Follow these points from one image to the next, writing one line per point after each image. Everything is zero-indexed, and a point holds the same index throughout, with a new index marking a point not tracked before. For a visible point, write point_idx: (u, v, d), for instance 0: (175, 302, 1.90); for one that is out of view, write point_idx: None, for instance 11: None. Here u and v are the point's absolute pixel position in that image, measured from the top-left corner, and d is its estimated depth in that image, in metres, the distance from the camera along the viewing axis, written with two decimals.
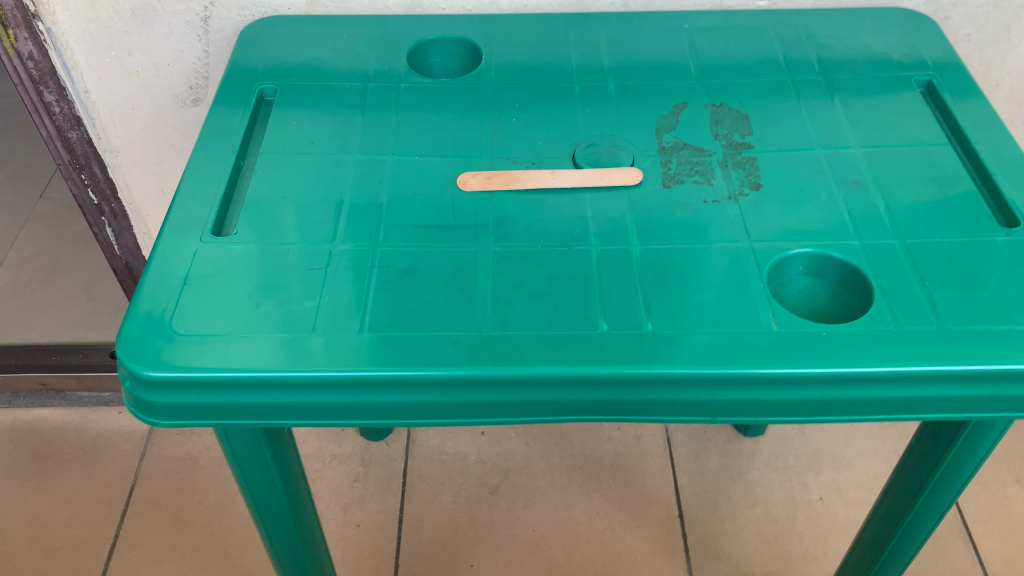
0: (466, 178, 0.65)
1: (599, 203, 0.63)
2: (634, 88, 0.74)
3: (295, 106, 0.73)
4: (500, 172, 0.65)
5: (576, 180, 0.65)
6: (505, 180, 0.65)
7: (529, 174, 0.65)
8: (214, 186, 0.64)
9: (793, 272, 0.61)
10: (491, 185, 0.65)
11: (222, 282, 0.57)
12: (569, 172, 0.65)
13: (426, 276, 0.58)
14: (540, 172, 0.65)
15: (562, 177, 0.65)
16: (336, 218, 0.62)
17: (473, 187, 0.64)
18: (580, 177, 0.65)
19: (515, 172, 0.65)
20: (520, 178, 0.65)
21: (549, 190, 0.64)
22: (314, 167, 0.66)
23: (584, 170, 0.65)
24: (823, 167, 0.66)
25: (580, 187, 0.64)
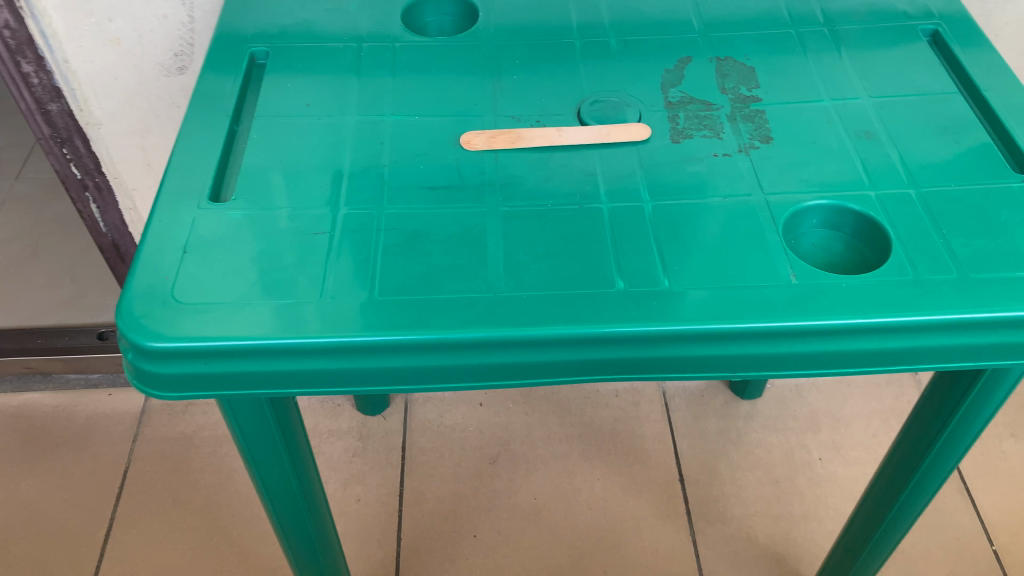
0: (469, 138, 0.63)
1: (608, 160, 0.62)
2: (636, 44, 0.73)
3: (288, 69, 0.70)
4: (504, 131, 0.64)
5: (582, 137, 0.63)
6: (510, 138, 0.63)
7: (533, 132, 0.63)
8: (209, 152, 0.62)
9: (808, 225, 0.59)
10: (495, 144, 0.63)
11: (222, 249, 0.55)
12: (575, 129, 0.63)
13: (434, 239, 0.56)
14: (545, 129, 0.63)
15: (569, 135, 0.63)
16: (337, 182, 0.60)
17: (477, 146, 0.63)
18: (587, 134, 0.63)
19: (520, 131, 0.63)
20: (525, 136, 0.63)
21: (555, 147, 0.63)
22: (311, 131, 0.64)
23: (591, 127, 0.63)
24: (833, 119, 0.65)
25: (588, 144, 0.63)
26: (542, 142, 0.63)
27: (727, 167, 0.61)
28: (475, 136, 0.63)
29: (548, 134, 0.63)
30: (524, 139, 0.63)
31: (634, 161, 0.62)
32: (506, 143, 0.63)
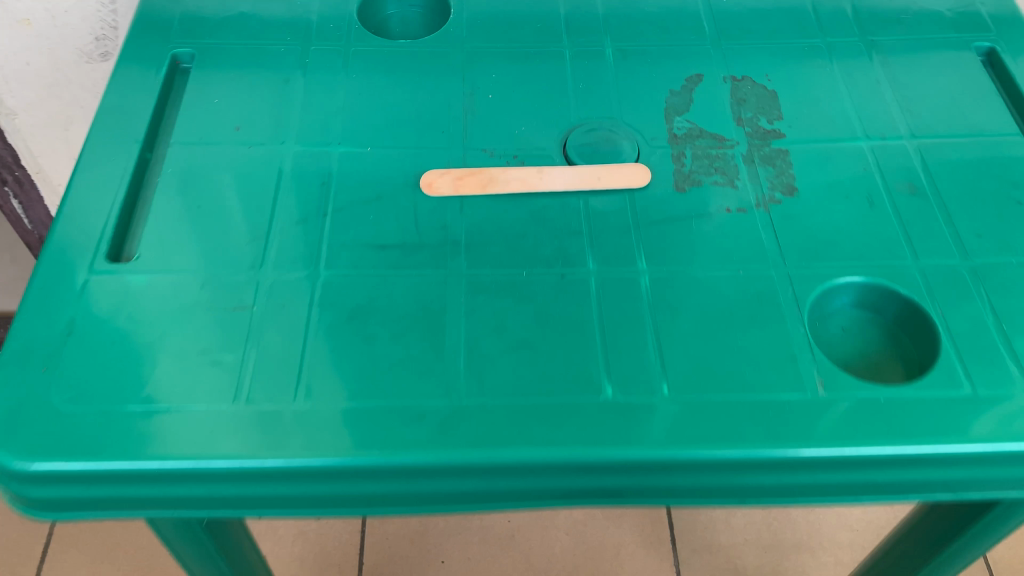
0: (430, 178, 0.52)
1: (600, 212, 0.51)
2: (637, 53, 0.61)
3: (218, 76, 0.58)
4: (473, 170, 0.53)
5: (569, 181, 0.52)
6: (481, 181, 0.52)
7: (509, 173, 0.52)
8: (111, 191, 0.51)
9: (837, 304, 0.49)
10: (461, 188, 0.52)
11: (116, 331, 0.44)
12: (560, 170, 0.53)
13: (381, 319, 0.46)
14: (523, 169, 0.52)
15: (552, 177, 0.52)
16: (267, 236, 0.49)
17: (439, 190, 0.52)
18: (574, 176, 0.52)
19: (493, 170, 0.52)
20: (499, 179, 0.52)
21: (536, 193, 0.52)
22: (240, 162, 0.53)
23: (579, 168, 0.52)
24: (869, 164, 0.54)
25: (575, 190, 0.52)
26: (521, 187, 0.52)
27: (742, 228, 0.50)
28: (437, 175, 0.52)
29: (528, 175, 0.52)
30: (497, 182, 0.52)
31: (630, 216, 0.51)
32: (476, 187, 0.52)
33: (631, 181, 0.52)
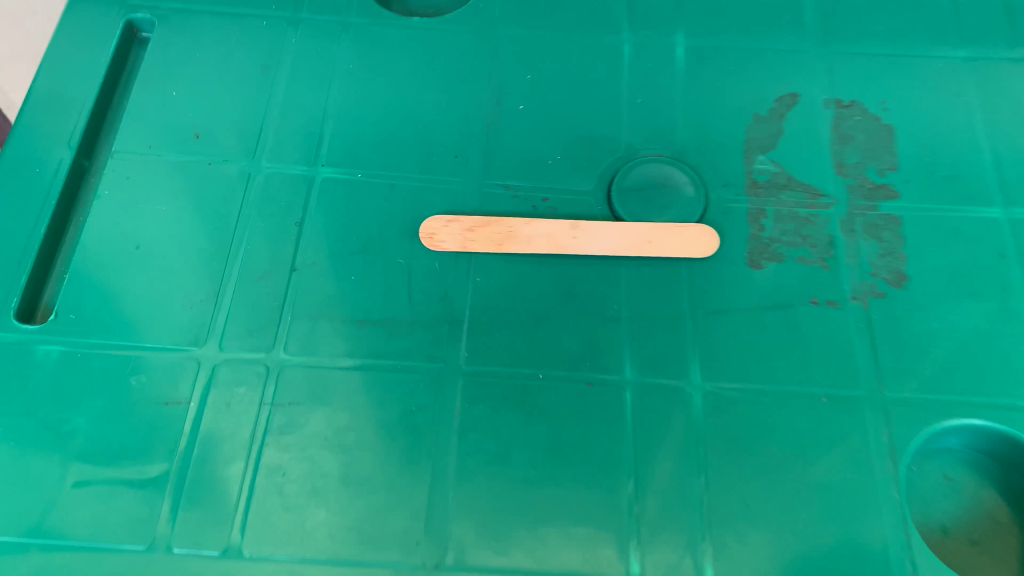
0: (429, 226, 0.40)
1: (649, 292, 0.39)
2: (718, 51, 0.46)
3: (176, 48, 0.46)
4: (487, 219, 0.40)
5: (612, 244, 0.40)
6: (496, 236, 0.40)
7: (535, 227, 0.40)
8: (31, 218, 0.40)
9: (945, 443, 0.38)
10: (470, 245, 0.40)
11: (20, 428, 0.35)
12: (601, 227, 0.40)
13: (351, 434, 0.36)
14: (552, 223, 0.40)
15: (591, 238, 0.40)
16: (217, 297, 0.39)
17: (442, 246, 0.40)
18: (619, 239, 0.40)
19: (513, 221, 0.40)
20: (520, 235, 0.40)
21: (568, 259, 0.40)
22: (193, 182, 0.41)
23: (625, 226, 0.40)
24: (1010, 248, 0.41)
25: (619, 258, 0.40)
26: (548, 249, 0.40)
27: (834, 328, 0.39)
28: (439, 222, 0.40)
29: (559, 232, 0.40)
30: (518, 240, 0.40)
31: (686, 298, 0.39)
32: (490, 245, 0.40)
33: (694, 249, 0.40)
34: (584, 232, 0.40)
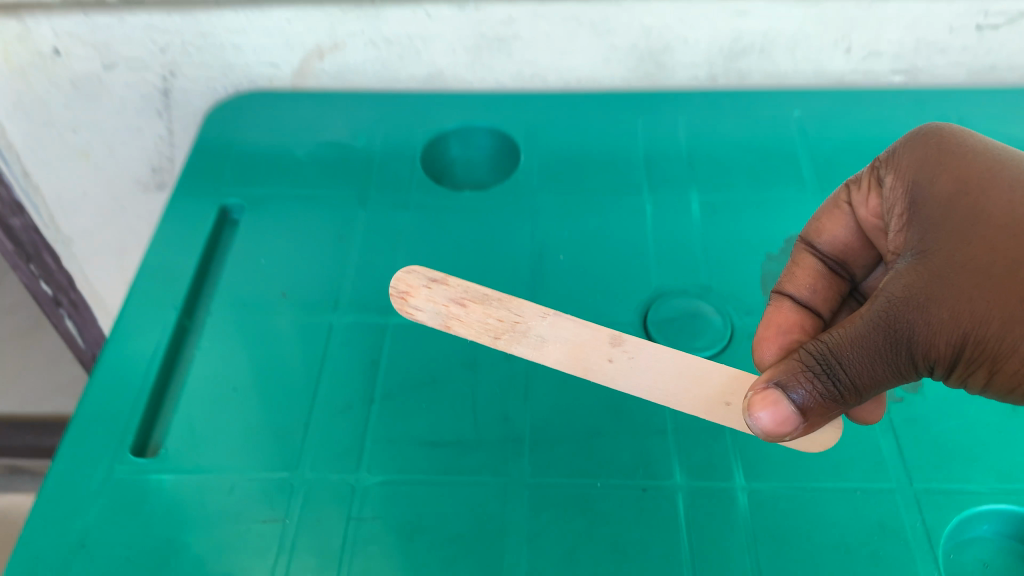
0: (405, 285, 0.46)
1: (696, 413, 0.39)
2: (726, 206, 0.54)
3: (265, 224, 0.54)
4: (486, 299, 0.44)
5: (660, 367, 0.40)
6: (493, 328, 0.43)
7: (563, 324, 0.42)
8: (139, 371, 0.46)
9: (977, 530, 0.40)
10: (454, 327, 0.44)
11: (135, 546, 0.39)
12: (657, 355, 0.41)
13: (429, 542, 0.39)
14: (584, 326, 0.42)
15: (634, 362, 0.40)
16: (306, 426, 0.44)
17: (417, 315, 0.45)
18: (676, 367, 0.40)
19: (527, 312, 0.43)
20: (526, 334, 0.42)
21: (603, 374, 0.40)
22: (282, 335, 0.48)
23: (679, 360, 0.40)
24: None
25: (665, 378, 0.40)
26: (573, 361, 0.41)
27: (862, 431, 0.43)
28: (420, 283, 0.46)
29: (597, 342, 0.41)
30: (524, 342, 0.42)
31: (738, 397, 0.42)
32: (485, 335, 0.43)
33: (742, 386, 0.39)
34: (630, 348, 0.41)
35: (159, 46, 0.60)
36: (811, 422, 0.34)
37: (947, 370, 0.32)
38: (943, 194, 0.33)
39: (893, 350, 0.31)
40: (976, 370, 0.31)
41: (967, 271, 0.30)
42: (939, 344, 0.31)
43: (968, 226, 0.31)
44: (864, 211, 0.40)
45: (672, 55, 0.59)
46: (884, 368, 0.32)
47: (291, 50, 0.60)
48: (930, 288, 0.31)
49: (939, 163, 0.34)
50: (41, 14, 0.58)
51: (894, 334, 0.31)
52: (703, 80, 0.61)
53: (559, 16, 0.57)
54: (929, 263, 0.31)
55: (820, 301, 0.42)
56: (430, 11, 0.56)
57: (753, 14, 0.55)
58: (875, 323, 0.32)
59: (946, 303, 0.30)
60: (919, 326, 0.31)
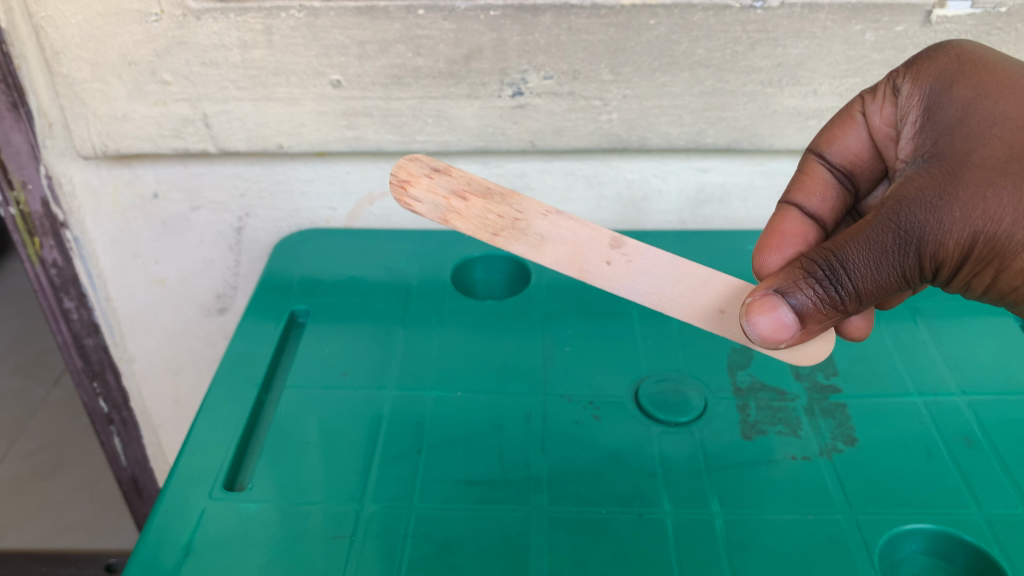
0: (407, 173, 0.51)
1: (695, 318, 0.51)
2: None
3: (328, 326, 0.68)
4: (490, 192, 0.51)
5: (657, 277, 0.50)
6: (491, 224, 0.50)
7: (565, 228, 0.50)
8: (228, 432, 0.57)
9: (906, 550, 0.51)
10: (452, 220, 0.50)
11: (229, 556, 0.49)
12: (659, 260, 0.51)
13: (467, 550, 0.49)
14: (584, 228, 0.50)
15: (631, 264, 0.50)
16: (366, 469, 0.54)
17: (415, 204, 0.50)
18: (676, 275, 0.51)
19: (528, 210, 0.51)
20: (525, 233, 0.50)
21: (602, 274, 0.50)
22: (345, 401, 0.60)
23: (675, 274, 0.51)
24: (926, 420, 0.58)
25: (661, 285, 0.50)
26: (573, 263, 0.50)
27: (809, 473, 0.54)
28: (420, 172, 0.51)
29: (595, 243, 0.50)
30: (523, 240, 0.50)
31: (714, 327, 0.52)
32: (484, 231, 0.50)
33: (733, 295, 0.50)
34: (628, 253, 0.50)
35: (240, 192, 0.76)
36: (805, 327, 0.45)
37: (949, 267, 0.43)
38: (957, 111, 0.45)
39: (901, 254, 0.42)
40: (977, 266, 0.43)
41: (976, 175, 0.42)
42: (950, 241, 0.42)
43: (975, 138, 0.43)
44: (876, 120, 0.53)
45: (651, 203, 0.77)
46: (888, 270, 0.43)
47: (348, 198, 0.78)
48: (942, 193, 0.42)
49: (956, 84, 0.46)
50: (148, 164, 0.73)
51: (907, 236, 0.42)
52: (676, 223, 0.79)
53: (561, 171, 0.74)
54: (942, 168, 0.43)
55: (822, 209, 0.57)
56: (461, 166, 0.73)
57: (711, 171, 0.74)
58: (887, 224, 0.43)
59: (958, 201, 0.41)
60: (930, 225, 0.42)
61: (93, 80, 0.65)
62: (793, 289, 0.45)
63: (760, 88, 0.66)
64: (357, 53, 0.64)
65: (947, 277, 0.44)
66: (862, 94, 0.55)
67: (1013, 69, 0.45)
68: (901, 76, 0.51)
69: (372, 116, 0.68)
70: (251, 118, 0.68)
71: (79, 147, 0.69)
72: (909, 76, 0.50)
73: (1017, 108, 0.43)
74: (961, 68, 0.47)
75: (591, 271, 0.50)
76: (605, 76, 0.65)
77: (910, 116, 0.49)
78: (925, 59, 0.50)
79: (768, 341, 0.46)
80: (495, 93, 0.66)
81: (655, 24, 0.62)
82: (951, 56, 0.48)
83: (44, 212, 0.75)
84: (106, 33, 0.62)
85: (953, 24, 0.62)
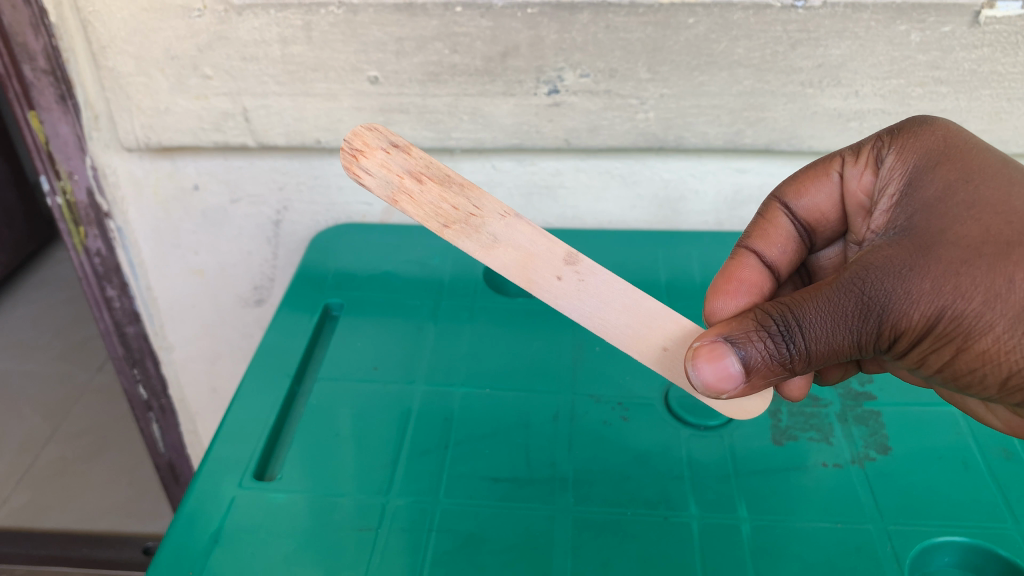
0: (361, 142, 0.47)
1: (637, 351, 0.49)
2: None
3: (361, 320, 0.68)
4: (448, 178, 0.47)
5: (605, 299, 0.48)
6: (443, 214, 0.47)
7: (521, 234, 0.48)
8: (259, 421, 0.58)
9: (939, 563, 0.50)
10: (402, 203, 0.46)
11: (258, 545, 0.49)
12: (610, 284, 0.48)
13: (491, 547, 0.49)
14: (541, 238, 0.47)
15: (582, 284, 0.48)
16: (392, 463, 0.55)
17: (364, 176, 0.46)
18: (625, 301, 0.48)
19: (486, 207, 0.48)
20: (478, 233, 0.47)
21: (550, 289, 0.47)
22: (375, 395, 0.60)
23: (628, 302, 0.48)
24: (963, 430, 0.57)
25: (608, 311, 0.48)
26: (522, 271, 0.47)
27: (839, 481, 0.53)
28: (377, 144, 0.47)
29: (549, 256, 0.48)
30: (474, 237, 0.47)
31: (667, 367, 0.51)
32: (434, 220, 0.47)
33: (681, 336, 0.48)
34: (581, 272, 0.48)
35: (278, 185, 0.77)
36: (750, 380, 0.44)
37: (908, 339, 0.42)
38: (936, 188, 0.43)
39: (862, 318, 0.41)
40: (938, 340, 0.41)
41: (949, 253, 0.40)
42: (914, 313, 0.40)
43: (951, 218, 0.41)
44: (852, 183, 0.52)
45: (686, 204, 0.76)
46: (843, 334, 0.41)
47: None
48: (911, 265, 0.41)
49: (942, 162, 0.45)
50: (190, 157, 0.74)
51: (868, 302, 0.41)
52: (712, 225, 0.78)
53: (596, 170, 0.74)
54: (914, 242, 0.42)
55: (779, 259, 0.57)
56: (496, 163, 0.74)
57: (750, 172, 0.73)
58: (850, 288, 0.41)
59: (927, 275, 0.40)
60: (895, 294, 0.40)
61: (137, 74, 0.66)
62: (744, 340, 0.43)
63: (800, 89, 0.65)
64: (395, 50, 0.64)
65: (905, 348, 0.42)
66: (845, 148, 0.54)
67: (999, 156, 0.43)
68: (886, 146, 0.50)
69: (408, 112, 0.68)
70: (290, 112, 0.69)
71: (123, 139, 0.71)
72: (895, 147, 0.49)
73: (997, 192, 0.41)
74: (949, 147, 0.45)
75: (540, 283, 0.47)
76: (642, 74, 0.64)
77: (888, 188, 0.48)
78: (913, 130, 0.48)
79: (711, 389, 0.44)
80: (530, 90, 0.66)
81: (694, 22, 0.61)
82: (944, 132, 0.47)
83: (88, 203, 0.77)
84: (149, 28, 0.63)
85: (1003, 25, 0.60)
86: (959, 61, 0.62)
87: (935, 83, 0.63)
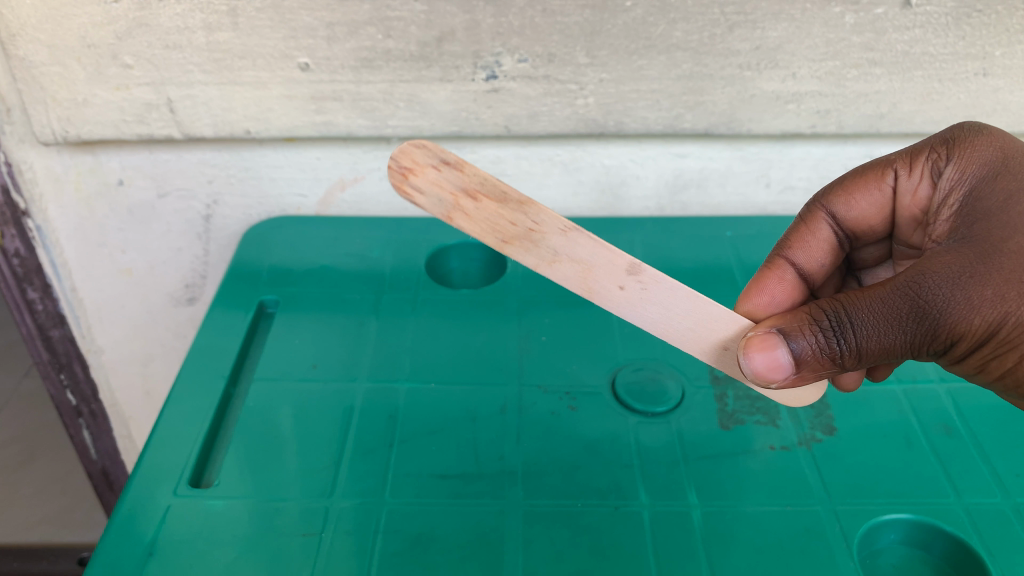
0: (410, 160, 0.46)
1: (698, 351, 0.49)
2: None
3: (297, 317, 0.66)
4: (505, 195, 0.46)
5: (666, 309, 0.48)
6: (501, 230, 0.46)
7: (581, 245, 0.46)
8: (195, 426, 0.56)
9: (884, 540, 0.51)
10: (456, 219, 0.46)
11: (196, 557, 0.47)
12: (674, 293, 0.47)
13: (438, 547, 0.48)
14: (601, 250, 0.46)
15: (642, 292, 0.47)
16: (336, 463, 0.53)
17: (416, 197, 0.46)
18: (688, 304, 0.48)
19: (545, 222, 0.46)
20: (539, 245, 0.46)
21: (612, 298, 0.47)
22: (317, 394, 0.58)
23: (687, 305, 0.48)
24: (904, 407, 0.58)
25: (669, 319, 0.48)
26: (584, 282, 0.47)
27: (786, 464, 0.53)
28: (427, 161, 0.46)
29: (610, 268, 0.47)
30: (535, 251, 0.46)
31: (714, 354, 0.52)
32: (491, 236, 0.46)
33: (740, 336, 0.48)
34: (643, 281, 0.47)
35: (207, 178, 0.74)
36: (800, 373, 0.45)
37: (967, 344, 0.42)
38: (999, 199, 0.43)
39: (918, 322, 0.41)
40: (1000, 347, 0.42)
41: (1013, 262, 0.40)
42: (975, 320, 0.41)
43: (1010, 226, 0.41)
44: (910, 194, 0.51)
45: (628, 189, 0.76)
46: (895, 335, 0.42)
47: (319, 184, 0.76)
48: (969, 274, 0.41)
49: (1004, 173, 0.44)
50: (113, 151, 0.71)
51: (925, 307, 0.41)
52: (654, 211, 0.78)
53: (537, 156, 0.73)
54: (971, 251, 0.42)
55: (816, 270, 0.56)
56: None
57: (689, 156, 0.73)
58: (905, 292, 0.41)
59: (988, 283, 0.40)
60: (953, 300, 0.41)
61: (51, 63, 0.62)
62: (796, 332, 0.44)
63: (738, 72, 0.64)
64: (326, 35, 0.62)
65: (963, 353, 0.43)
66: (897, 152, 0.52)
67: None
68: (943, 156, 0.48)
69: (342, 100, 0.66)
70: (217, 103, 0.66)
71: (39, 133, 0.66)
72: (955, 154, 0.48)
73: None
74: (1008, 157, 0.45)
75: (602, 291, 0.47)
76: (580, 59, 0.63)
77: (952, 198, 0.47)
78: (969, 138, 0.48)
79: (759, 379, 0.45)
80: (467, 76, 0.64)
81: (632, 6, 0.60)
82: (1002, 142, 0.46)
83: (4, 201, 0.72)
84: (63, 14, 0.60)
85: (933, 7, 0.61)
86: (892, 43, 0.63)
87: (869, 65, 0.64)
